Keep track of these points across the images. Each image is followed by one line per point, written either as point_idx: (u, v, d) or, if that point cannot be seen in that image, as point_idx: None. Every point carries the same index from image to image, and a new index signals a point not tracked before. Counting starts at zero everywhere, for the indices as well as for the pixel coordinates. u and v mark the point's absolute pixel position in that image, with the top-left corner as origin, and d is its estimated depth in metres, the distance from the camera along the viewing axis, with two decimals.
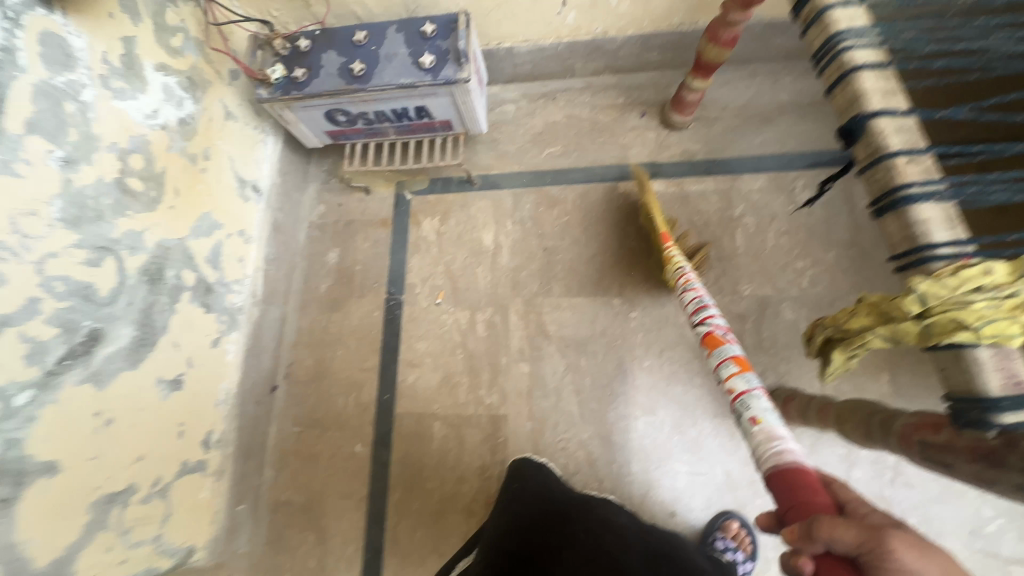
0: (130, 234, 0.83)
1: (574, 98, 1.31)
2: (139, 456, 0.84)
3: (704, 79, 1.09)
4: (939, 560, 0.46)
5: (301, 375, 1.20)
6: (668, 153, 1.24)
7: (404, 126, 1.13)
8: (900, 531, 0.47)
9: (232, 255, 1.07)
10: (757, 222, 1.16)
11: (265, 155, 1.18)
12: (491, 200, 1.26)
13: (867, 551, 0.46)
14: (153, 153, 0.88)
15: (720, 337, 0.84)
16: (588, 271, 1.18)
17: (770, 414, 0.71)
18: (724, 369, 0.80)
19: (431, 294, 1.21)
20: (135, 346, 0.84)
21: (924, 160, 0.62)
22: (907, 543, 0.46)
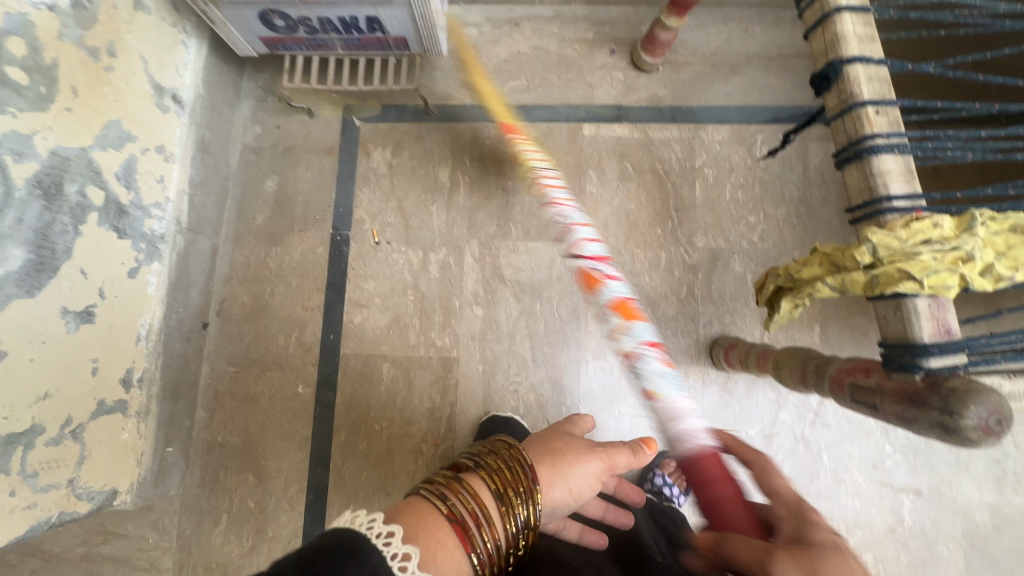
0: (14, 135, 0.70)
1: (542, 28, 1.22)
2: (44, 393, 0.75)
3: (679, 17, 1.04)
4: (817, 568, 0.46)
5: (235, 313, 1.11)
6: (635, 96, 1.19)
7: (354, 39, 1.01)
8: (791, 549, 0.48)
9: (148, 174, 0.94)
10: (716, 173, 1.16)
11: (189, 60, 1.02)
12: (448, 133, 1.18)
13: (758, 568, 0.49)
14: (39, 40, 0.73)
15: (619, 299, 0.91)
16: (548, 215, 1.14)
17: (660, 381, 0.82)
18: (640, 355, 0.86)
19: (382, 232, 1.14)
20: (28, 271, 0.72)
21: (890, 111, 0.62)
22: (793, 560, 0.47)
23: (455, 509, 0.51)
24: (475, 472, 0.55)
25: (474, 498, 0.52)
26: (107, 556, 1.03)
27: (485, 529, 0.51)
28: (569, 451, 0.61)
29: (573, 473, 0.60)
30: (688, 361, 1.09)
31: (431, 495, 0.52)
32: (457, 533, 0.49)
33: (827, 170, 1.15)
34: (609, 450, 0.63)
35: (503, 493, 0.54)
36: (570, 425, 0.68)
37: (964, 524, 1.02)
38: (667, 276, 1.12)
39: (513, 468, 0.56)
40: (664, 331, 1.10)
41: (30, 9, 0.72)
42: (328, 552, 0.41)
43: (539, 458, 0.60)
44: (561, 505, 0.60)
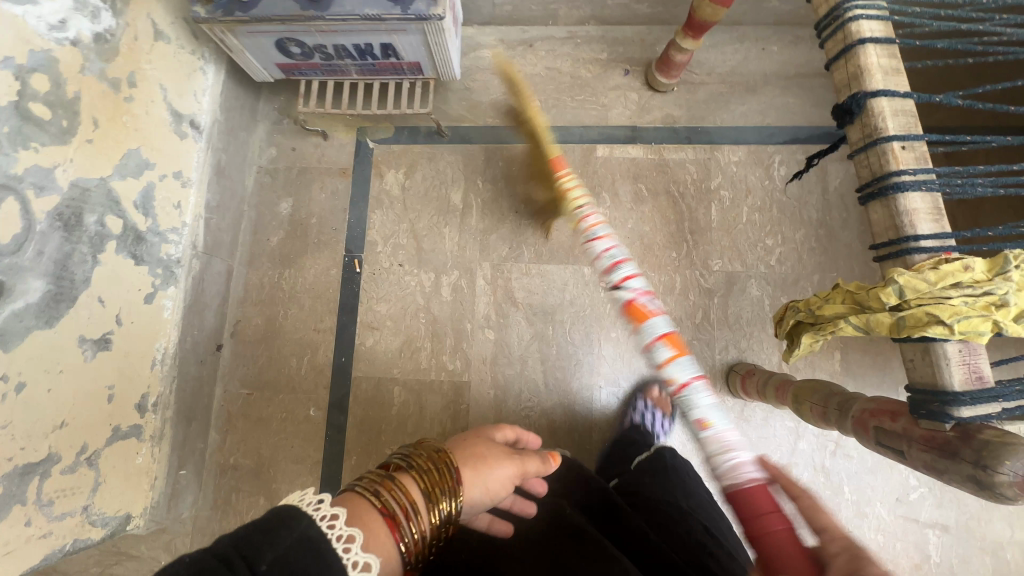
0: (37, 170, 0.70)
1: (555, 48, 1.21)
2: (61, 422, 0.76)
3: (695, 39, 1.03)
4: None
5: (249, 334, 1.12)
6: (649, 117, 1.18)
7: (368, 65, 1.01)
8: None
9: (166, 201, 0.95)
10: (732, 195, 1.14)
11: (206, 86, 1.04)
12: (461, 155, 1.18)
13: None
14: (62, 75, 0.74)
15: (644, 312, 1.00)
16: (560, 237, 1.13)
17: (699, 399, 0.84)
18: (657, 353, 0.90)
19: (394, 254, 1.14)
20: (48, 303, 0.73)
21: (918, 146, 0.59)
22: None
23: (388, 504, 0.44)
24: (405, 468, 0.48)
25: (406, 493, 0.46)
26: None
27: (414, 524, 0.45)
28: (492, 455, 0.54)
29: (493, 476, 0.53)
30: None
31: (364, 490, 0.45)
32: (389, 524, 0.43)
33: (847, 192, 1.13)
34: (527, 458, 0.56)
35: (431, 490, 0.48)
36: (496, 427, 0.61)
37: (995, 564, 0.98)
38: (682, 300, 1.10)
39: (440, 469, 0.49)
40: None
41: (54, 45, 0.73)
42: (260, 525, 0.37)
43: (461, 460, 0.52)
44: (479, 506, 0.53)
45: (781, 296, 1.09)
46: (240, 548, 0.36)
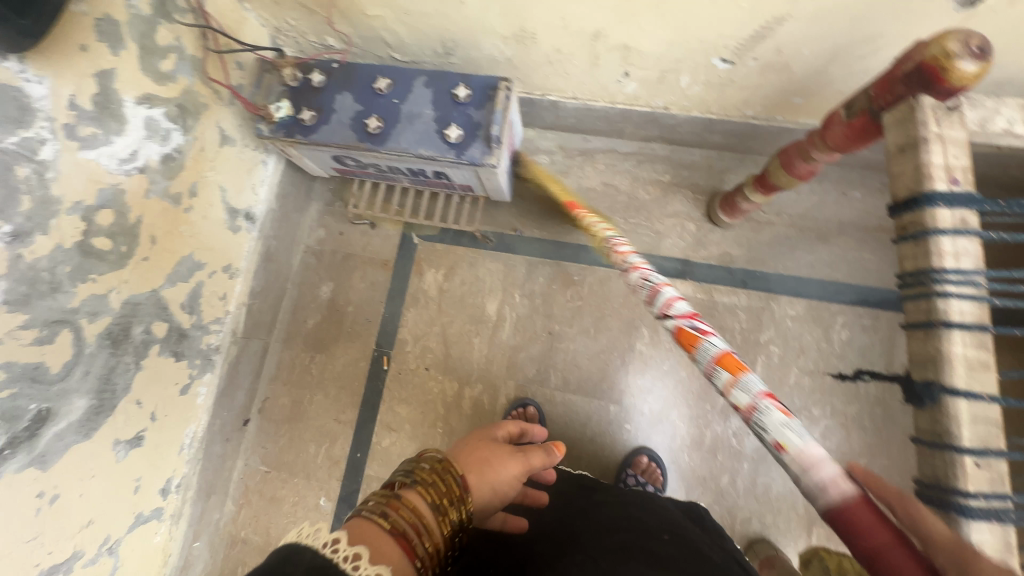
0: (92, 299, 0.74)
1: (615, 164, 1.17)
2: (88, 521, 0.81)
3: (765, 195, 0.95)
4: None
5: (275, 413, 1.16)
6: (705, 253, 1.11)
7: (421, 180, 1.01)
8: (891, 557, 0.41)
9: (212, 295, 0.99)
10: (782, 353, 1.06)
11: (264, 178, 1.07)
12: (502, 264, 1.16)
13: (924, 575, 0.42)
14: (127, 203, 0.77)
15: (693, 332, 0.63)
16: (590, 367, 1.10)
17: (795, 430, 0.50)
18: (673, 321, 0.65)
19: (422, 355, 1.14)
20: (88, 416, 0.78)
21: (998, 465, 0.52)
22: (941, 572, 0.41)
23: (399, 524, 0.47)
24: (411, 486, 0.53)
25: (413, 512, 0.50)
26: None
27: (425, 539, 0.48)
28: (496, 457, 0.64)
29: (499, 477, 0.62)
30: None
31: (372, 515, 0.47)
32: (402, 545, 0.46)
33: None
34: (529, 453, 0.67)
35: (441, 503, 0.53)
36: (498, 425, 0.73)
37: None
38: (708, 458, 1.04)
39: (446, 479, 0.56)
40: None
41: (123, 178, 0.76)
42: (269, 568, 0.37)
43: (469, 465, 0.62)
44: (490, 505, 0.62)
45: None
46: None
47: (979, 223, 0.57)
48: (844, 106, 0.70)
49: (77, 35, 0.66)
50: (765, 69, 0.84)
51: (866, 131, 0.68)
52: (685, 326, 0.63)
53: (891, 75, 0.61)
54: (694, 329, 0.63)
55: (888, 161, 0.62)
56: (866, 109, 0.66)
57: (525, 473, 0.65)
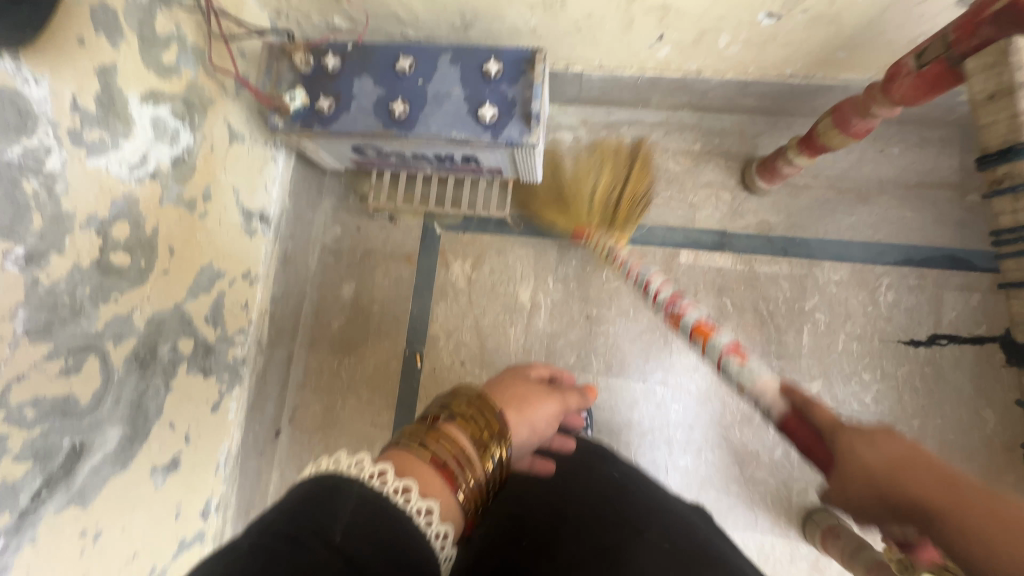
0: (115, 320, 0.68)
1: (642, 136, 1.11)
2: (133, 553, 0.76)
3: (812, 156, 0.90)
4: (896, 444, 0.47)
5: (307, 422, 1.11)
6: (742, 222, 1.08)
7: (446, 167, 0.95)
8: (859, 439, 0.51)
9: (234, 304, 0.93)
10: (829, 319, 1.03)
11: (276, 175, 1.00)
12: (533, 249, 1.11)
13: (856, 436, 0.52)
14: (142, 213, 0.70)
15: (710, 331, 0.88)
16: (633, 350, 1.06)
17: (750, 371, 0.81)
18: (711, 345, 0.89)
19: (456, 350, 1.10)
20: (124, 445, 0.72)
21: None
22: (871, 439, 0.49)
23: (438, 456, 0.49)
24: (450, 420, 0.54)
25: (454, 444, 0.51)
26: None
27: (465, 471, 0.50)
28: (533, 396, 0.67)
29: (537, 415, 0.65)
30: (777, 530, 1.00)
31: (411, 447, 0.49)
32: (444, 477, 0.48)
33: (964, 327, 1.00)
34: (564, 394, 0.72)
35: (480, 438, 0.53)
36: (531, 367, 0.77)
37: None
38: (760, 432, 1.02)
39: (486, 417, 0.56)
40: (752, 493, 1.01)
41: (135, 185, 0.69)
42: (316, 499, 0.38)
43: (507, 403, 0.63)
44: (529, 444, 0.63)
45: None
46: (305, 526, 0.35)
47: None
48: (916, 55, 0.64)
49: (73, 27, 0.59)
50: (814, 22, 0.80)
51: (943, 80, 0.62)
52: (711, 339, 0.88)
53: (975, 17, 0.57)
54: (700, 330, 0.85)
55: (976, 108, 0.61)
56: (944, 56, 0.60)
57: (560, 412, 0.69)
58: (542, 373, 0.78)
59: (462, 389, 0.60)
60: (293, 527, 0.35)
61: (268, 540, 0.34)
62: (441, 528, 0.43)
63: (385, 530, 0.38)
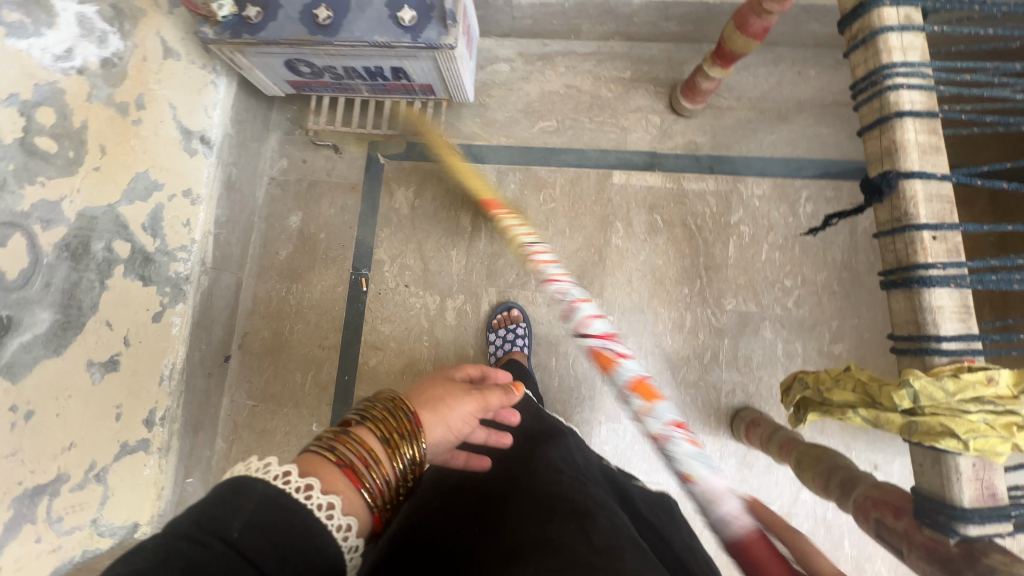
0: (43, 204, 0.71)
1: (575, 65, 1.17)
2: (70, 443, 0.79)
3: (723, 68, 0.96)
4: None
5: (256, 347, 1.14)
6: (670, 143, 1.13)
7: (379, 85, 0.99)
8: None
9: (175, 219, 0.96)
10: (752, 231, 1.09)
11: (218, 101, 1.03)
12: (473, 175, 1.15)
13: None
14: (69, 105, 0.73)
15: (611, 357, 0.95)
16: (570, 266, 1.11)
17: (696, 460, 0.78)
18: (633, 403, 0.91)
19: (400, 273, 1.13)
20: (56, 332, 0.75)
21: (953, 237, 0.55)
22: None
23: (346, 456, 0.43)
24: (360, 422, 0.46)
25: (364, 445, 0.45)
26: None
27: (375, 471, 0.44)
28: (447, 393, 0.52)
29: (454, 413, 0.51)
30: (707, 429, 1.05)
31: (318, 449, 0.43)
32: (349, 476, 0.42)
33: (877, 234, 1.07)
34: (486, 390, 0.54)
35: (391, 438, 0.46)
36: (456, 363, 0.61)
37: None
38: (690, 338, 1.07)
39: (397, 416, 0.47)
40: (683, 396, 1.06)
41: (60, 76, 0.72)
42: (217, 499, 0.35)
43: (417, 403, 0.50)
44: (439, 447, 0.50)
45: (796, 340, 1.05)
46: (206, 527, 0.34)
47: (922, 20, 0.59)
48: None
49: None
50: None
51: None
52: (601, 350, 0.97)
53: None
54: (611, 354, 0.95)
55: None
56: None
57: (482, 412, 0.53)
58: (472, 371, 0.62)
59: (382, 394, 0.50)
60: (193, 530, 0.33)
61: (166, 546, 0.32)
62: (344, 520, 0.39)
63: (289, 528, 0.36)
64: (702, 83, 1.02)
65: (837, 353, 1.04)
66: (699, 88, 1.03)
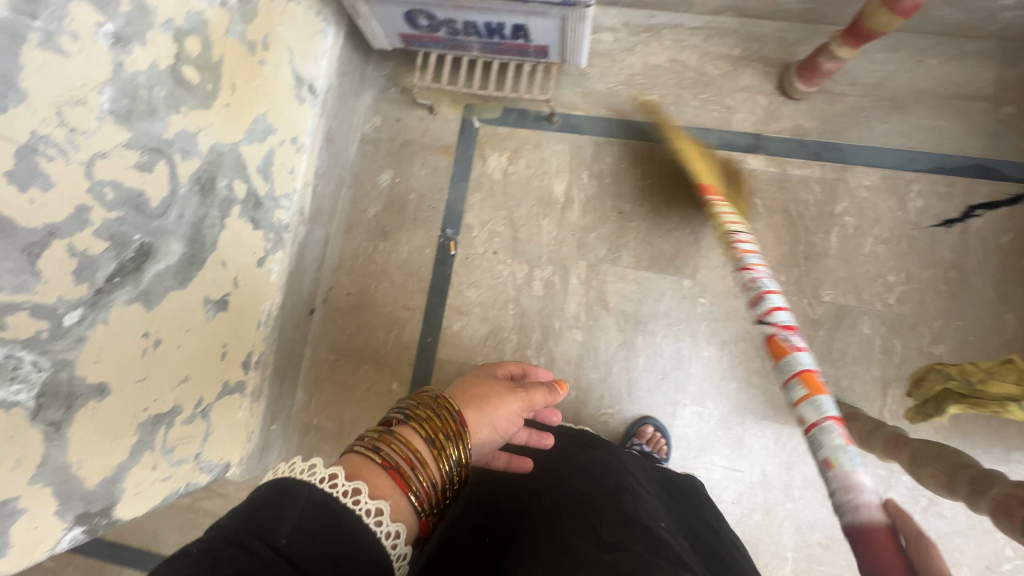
0: (184, 134, 0.71)
1: (682, 39, 1.13)
2: (185, 376, 0.80)
3: (854, 48, 0.92)
4: None
5: (340, 302, 1.14)
6: (777, 126, 1.10)
7: (494, 44, 0.97)
8: None
9: (283, 166, 0.96)
10: (857, 223, 1.06)
11: (327, 50, 1.02)
12: (569, 145, 1.13)
13: None
14: (211, 37, 0.73)
15: (787, 345, 0.73)
16: (663, 245, 1.09)
17: (850, 455, 0.61)
18: (791, 391, 0.70)
19: (489, 240, 1.12)
20: (184, 265, 0.75)
21: None
22: None
23: (390, 458, 0.50)
24: (405, 423, 0.54)
25: (406, 446, 0.52)
26: (208, 510, 1.12)
27: (418, 471, 0.51)
28: (494, 394, 0.63)
29: (499, 414, 0.62)
30: (795, 421, 1.03)
31: (365, 450, 0.51)
32: (395, 478, 0.49)
33: (989, 235, 1.03)
34: (530, 391, 0.66)
35: (434, 438, 0.54)
36: (500, 362, 0.75)
37: None
38: None
39: (439, 416, 0.56)
40: (771, 385, 1.04)
41: (207, 6, 0.71)
42: (266, 502, 0.41)
43: (468, 402, 0.61)
44: (488, 442, 0.62)
45: (895, 338, 1.03)
46: (253, 530, 0.38)
47: None
48: None
49: None
50: None
51: None
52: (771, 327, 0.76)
53: None
54: (773, 327, 0.76)
55: None
56: None
57: (526, 410, 0.65)
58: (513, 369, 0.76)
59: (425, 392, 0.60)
60: (243, 533, 0.38)
61: (217, 545, 0.36)
62: (392, 526, 0.46)
63: (334, 528, 0.42)
64: (823, 64, 0.98)
65: (937, 353, 1.01)
66: (818, 68, 0.99)
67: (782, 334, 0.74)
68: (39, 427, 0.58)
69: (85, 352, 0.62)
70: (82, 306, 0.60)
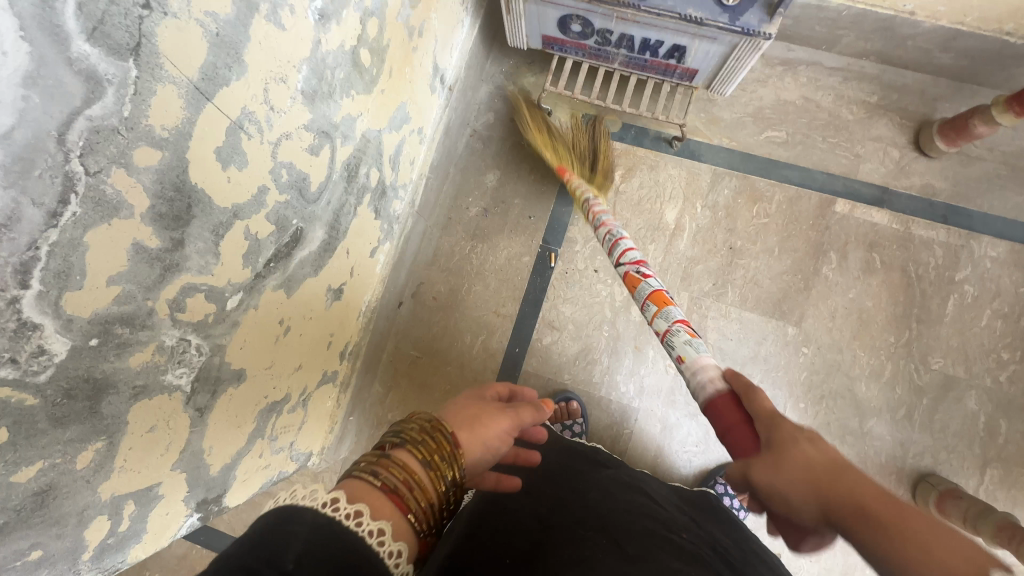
0: (348, 119, 0.68)
1: (818, 78, 1.09)
2: (298, 365, 0.77)
3: (1016, 116, 0.88)
4: None
5: (428, 298, 1.11)
6: (905, 182, 1.06)
7: (641, 59, 0.93)
8: None
9: (407, 156, 0.92)
10: (976, 293, 1.02)
11: (461, 42, 0.99)
12: (686, 171, 1.10)
13: None
14: (386, 20, 0.70)
15: (636, 277, 0.78)
16: (772, 287, 1.06)
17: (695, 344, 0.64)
18: (644, 312, 0.74)
19: (591, 257, 1.09)
20: (320, 252, 0.72)
21: None
22: None
23: (390, 481, 0.41)
24: (402, 444, 0.44)
25: (407, 468, 0.43)
26: None
27: (420, 496, 0.42)
28: (485, 414, 0.51)
29: (489, 436, 0.50)
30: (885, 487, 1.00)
31: (362, 474, 0.41)
32: (397, 502, 0.41)
33: None
34: (522, 408, 0.54)
35: (433, 460, 0.44)
36: (488, 384, 0.59)
37: None
38: (887, 390, 1.02)
39: (435, 436, 0.45)
40: (865, 447, 1.01)
41: None
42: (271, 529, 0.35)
43: (455, 422, 0.49)
44: (477, 468, 0.49)
45: (1000, 417, 1.00)
46: (260, 557, 0.33)
47: None
48: None
49: None
50: None
51: None
52: (631, 270, 0.80)
53: None
54: (636, 272, 0.79)
55: None
56: None
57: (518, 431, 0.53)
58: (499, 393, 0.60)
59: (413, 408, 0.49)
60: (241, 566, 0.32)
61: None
62: (395, 547, 0.38)
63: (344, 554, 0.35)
64: (974, 126, 0.94)
65: None
66: (967, 129, 0.95)
67: (631, 268, 0.79)
68: (189, 412, 0.55)
69: (235, 337, 0.59)
70: (242, 289, 0.57)
